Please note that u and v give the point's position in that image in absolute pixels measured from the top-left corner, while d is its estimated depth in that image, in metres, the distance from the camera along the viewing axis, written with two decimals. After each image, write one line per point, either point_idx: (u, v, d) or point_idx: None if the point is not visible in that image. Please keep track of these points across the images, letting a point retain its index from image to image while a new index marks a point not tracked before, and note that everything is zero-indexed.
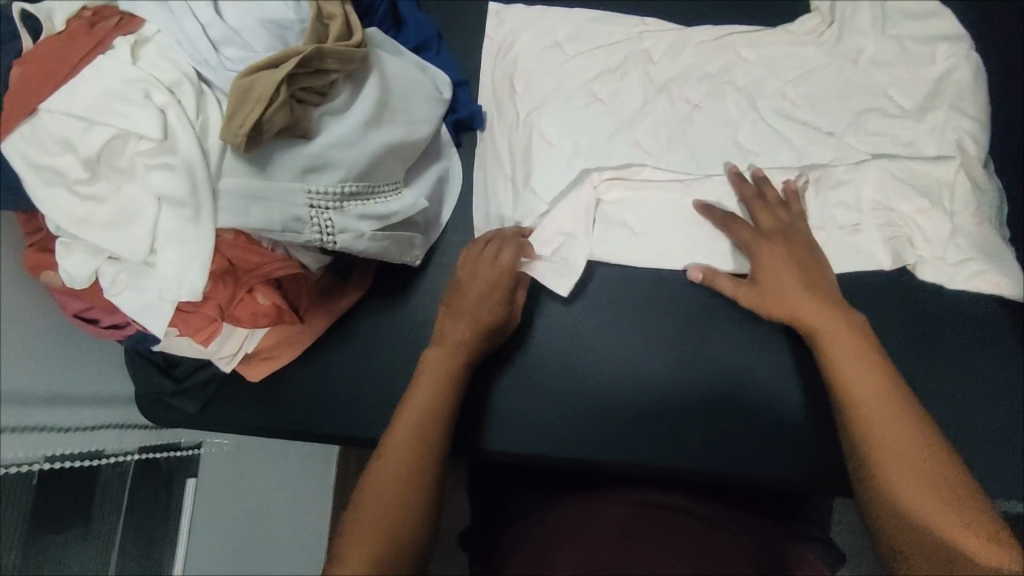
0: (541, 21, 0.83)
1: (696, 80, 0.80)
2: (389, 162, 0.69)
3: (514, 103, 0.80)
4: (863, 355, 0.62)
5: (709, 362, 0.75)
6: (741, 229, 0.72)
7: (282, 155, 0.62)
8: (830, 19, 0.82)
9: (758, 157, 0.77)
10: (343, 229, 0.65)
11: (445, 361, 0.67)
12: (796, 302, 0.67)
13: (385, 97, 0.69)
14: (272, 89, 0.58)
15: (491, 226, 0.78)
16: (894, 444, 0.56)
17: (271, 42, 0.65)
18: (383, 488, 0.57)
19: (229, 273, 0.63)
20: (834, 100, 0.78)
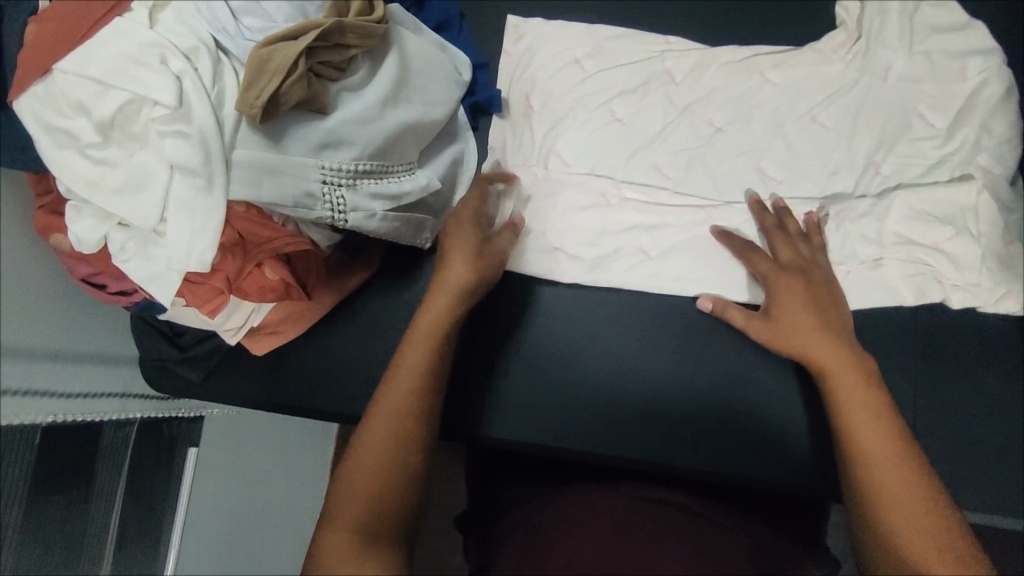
0: (561, 35, 0.81)
1: (719, 103, 0.77)
2: (405, 141, 0.68)
3: (530, 121, 0.79)
4: (864, 386, 0.61)
5: (712, 364, 0.74)
6: (758, 258, 0.71)
7: (297, 129, 0.62)
8: (857, 34, 0.77)
9: (780, 186, 0.75)
10: (354, 208, 0.64)
11: (432, 322, 0.63)
12: (801, 328, 0.66)
13: (404, 75, 0.68)
14: (290, 62, 0.57)
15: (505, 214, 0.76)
16: (889, 480, 0.55)
17: (292, 13, 0.62)
18: (368, 467, 0.56)
19: (238, 247, 0.63)
20: (861, 114, 0.76)
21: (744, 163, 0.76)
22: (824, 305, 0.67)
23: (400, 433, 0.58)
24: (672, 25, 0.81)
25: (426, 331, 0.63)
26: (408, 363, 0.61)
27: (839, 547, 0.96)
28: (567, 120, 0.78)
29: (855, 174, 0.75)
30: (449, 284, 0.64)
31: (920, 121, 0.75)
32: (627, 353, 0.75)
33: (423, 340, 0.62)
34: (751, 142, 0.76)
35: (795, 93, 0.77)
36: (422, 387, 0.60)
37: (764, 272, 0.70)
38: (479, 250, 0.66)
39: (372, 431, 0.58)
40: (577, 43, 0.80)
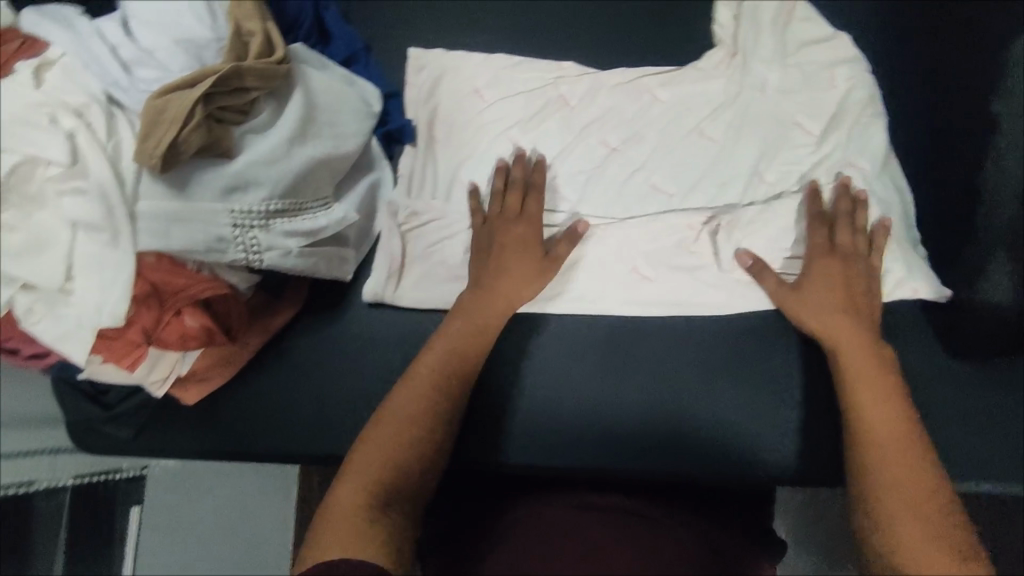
0: (462, 66, 0.79)
1: (616, 121, 0.77)
2: (317, 177, 0.69)
3: (432, 152, 0.78)
4: (878, 383, 0.61)
5: (643, 360, 0.72)
6: (818, 227, 0.69)
7: (202, 175, 0.62)
8: (734, 50, 0.77)
9: (675, 199, 0.75)
10: (268, 248, 0.65)
11: (476, 312, 0.67)
12: (827, 317, 0.65)
13: (310, 112, 0.69)
14: (187, 110, 0.58)
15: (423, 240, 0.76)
16: (897, 476, 0.55)
17: (188, 62, 0.62)
18: (396, 429, 0.59)
19: (154, 296, 0.63)
20: (743, 127, 0.75)
21: (638, 180, 0.75)
22: (853, 295, 0.66)
23: (409, 457, 0.58)
24: (570, 46, 0.81)
25: (467, 321, 0.66)
26: (444, 347, 0.65)
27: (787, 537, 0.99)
28: (473, 145, 0.77)
29: (741, 184, 0.74)
30: (455, 331, 0.66)
31: (799, 130, 0.75)
32: (575, 351, 0.73)
33: (461, 328, 0.66)
34: (643, 158, 0.75)
35: (674, 119, 0.76)
36: (430, 418, 0.61)
37: (814, 242, 0.68)
38: (514, 277, 0.68)
39: (373, 454, 0.57)
40: (478, 71, 0.79)
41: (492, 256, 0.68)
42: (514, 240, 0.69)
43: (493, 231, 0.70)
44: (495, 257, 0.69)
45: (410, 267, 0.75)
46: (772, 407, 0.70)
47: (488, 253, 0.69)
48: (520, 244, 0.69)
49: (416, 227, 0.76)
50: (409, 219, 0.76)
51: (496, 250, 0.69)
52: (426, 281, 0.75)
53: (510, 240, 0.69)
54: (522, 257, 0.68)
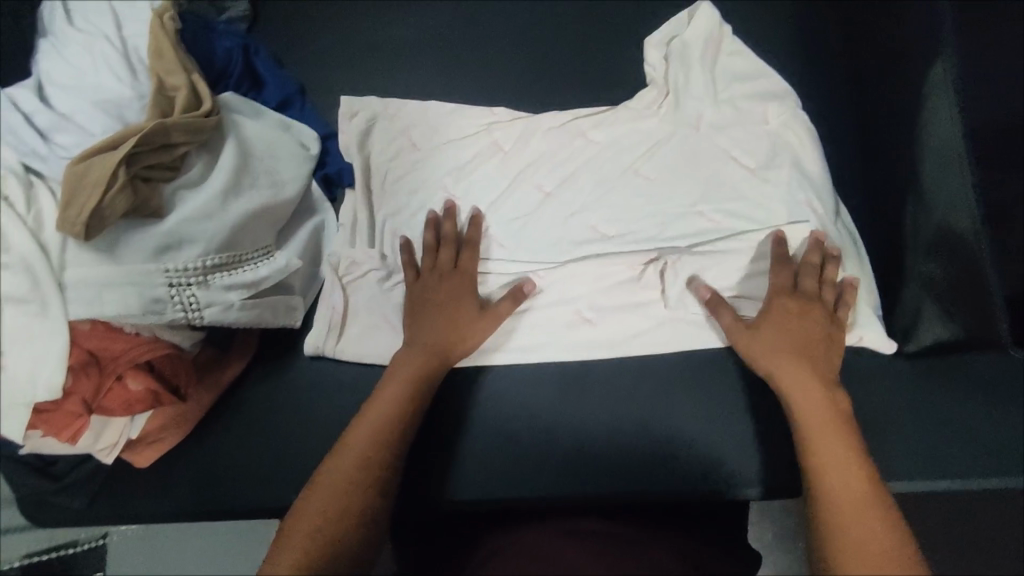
0: (398, 117, 0.79)
1: (549, 167, 0.76)
2: (254, 227, 0.68)
3: (369, 203, 0.77)
4: (835, 433, 0.58)
5: (598, 398, 0.72)
6: (784, 271, 0.67)
7: (131, 237, 0.60)
8: (666, 89, 0.76)
9: (613, 241, 0.73)
10: (208, 304, 0.63)
11: (416, 369, 0.66)
12: (782, 366, 0.62)
13: (244, 161, 0.69)
14: (108, 174, 0.57)
15: (370, 283, 0.74)
16: (855, 538, 0.52)
17: (107, 121, 0.61)
18: (329, 498, 0.58)
19: (92, 364, 0.61)
20: (681, 167, 0.74)
21: (578, 222, 0.74)
22: (811, 340, 0.63)
23: (336, 540, 0.56)
24: (503, 90, 0.81)
25: (407, 376, 0.66)
26: (381, 404, 0.64)
27: (772, 538, 0.95)
28: (411, 190, 0.76)
29: (679, 220, 0.72)
30: (388, 400, 0.64)
31: (736, 166, 0.73)
32: (518, 401, 0.73)
33: (404, 385, 0.65)
34: (579, 200, 0.74)
35: (612, 152, 0.75)
36: (353, 495, 0.59)
37: (774, 285, 0.66)
38: (447, 339, 0.68)
39: (298, 543, 0.55)
40: (417, 120, 0.79)
41: (430, 313, 0.69)
42: (445, 294, 0.70)
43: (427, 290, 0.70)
44: (431, 315, 0.69)
45: (354, 318, 0.74)
46: (724, 425, 0.70)
47: (420, 309, 0.70)
48: (452, 299, 0.69)
49: (357, 279, 0.74)
50: (349, 270, 0.74)
51: (432, 302, 0.69)
52: (375, 328, 0.73)
53: (445, 298, 0.69)
54: (457, 311, 0.69)
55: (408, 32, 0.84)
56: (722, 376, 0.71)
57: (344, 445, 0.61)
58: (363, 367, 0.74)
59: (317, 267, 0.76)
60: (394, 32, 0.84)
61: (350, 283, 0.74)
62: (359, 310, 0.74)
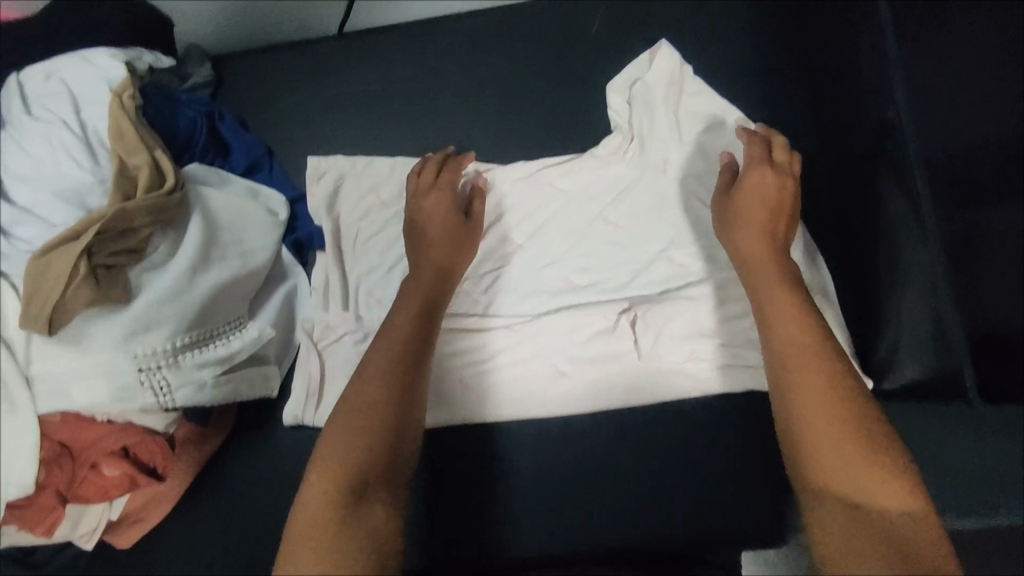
0: (365, 174, 0.78)
1: (518, 219, 0.76)
2: (225, 300, 0.67)
3: (340, 265, 0.76)
4: (809, 321, 0.56)
5: (588, 450, 0.71)
6: (755, 144, 0.68)
7: (98, 325, 0.60)
8: (631, 135, 0.76)
9: (585, 290, 0.73)
10: (179, 386, 0.63)
11: (419, 291, 0.67)
12: (755, 249, 0.63)
13: (211, 234, 0.68)
14: (69, 266, 0.57)
15: (344, 348, 0.73)
16: (826, 423, 0.50)
17: (68, 209, 0.61)
18: (357, 422, 0.55)
19: (64, 456, 0.61)
20: (648, 211, 0.75)
21: (551, 274, 0.74)
22: (780, 211, 0.65)
23: (370, 456, 0.54)
24: (470, 142, 0.81)
25: (419, 300, 0.66)
26: (397, 329, 0.63)
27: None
28: (380, 249, 0.75)
29: (647, 266, 0.73)
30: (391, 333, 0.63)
31: (703, 207, 0.74)
32: (509, 462, 0.72)
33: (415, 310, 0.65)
34: (551, 252, 0.75)
35: (582, 199, 0.76)
36: (374, 413, 0.56)
37: (751, 155, 0.67)
38: (448, 263, 0.69)
39: (329, 467, 0.53)
40: (385, 176, 0.78)
41: (422, 218, 0.71)
42: (434, 211, 0.72)
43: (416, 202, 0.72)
44: (420, 230, 0.71)
45: (330, 385, 0.72)
46: (711, 470, 0.69)
47: (411, 225, 0.71)
48: (441, 210, 0.71)
49: (332, 343, 0.73)
50: (323, 335, 0.74)
51: (419, 215, 0.72)
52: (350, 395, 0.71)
53: (430, 209, 0.72)
54: (448, 232, 0.71)
55: (371, 86, 0.84)
56: (703, 420, 0.71)
57: (366, 369, 0.60)
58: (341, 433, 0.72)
59: (291, 332, 0.75)
60: (359, 88, 0.84)
61: (325, 348, 0.73)
62: (333, 376, 0.72)
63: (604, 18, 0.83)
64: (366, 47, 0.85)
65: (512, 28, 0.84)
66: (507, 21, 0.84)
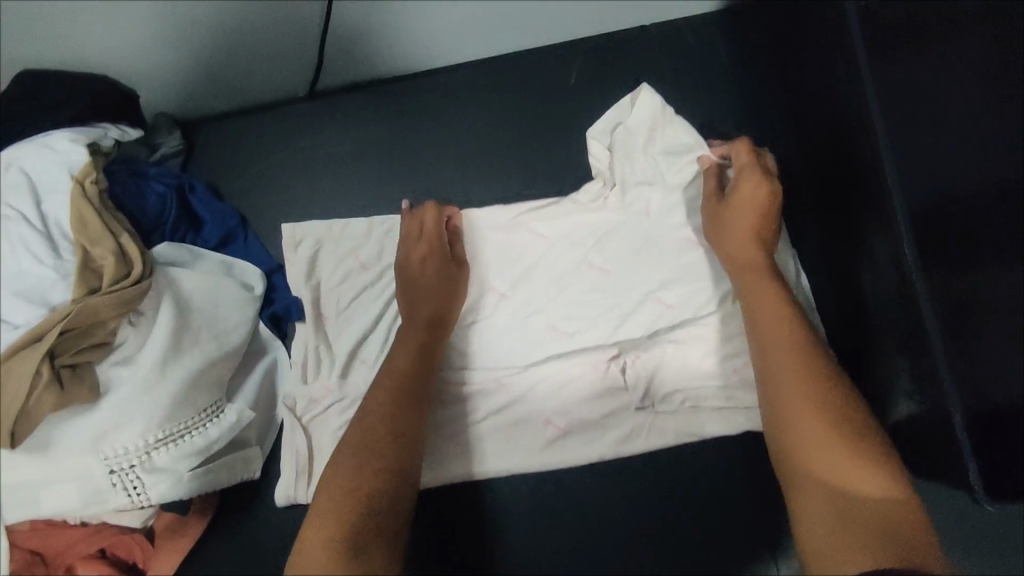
0: (344, 236, 0.76)
1: (503, 264, 0.73)
2: (200, 386, 0.65)
3: (323, 332, 0.73)
4: (796, 341, 0.58)
5: (598, 513, 0.69)
6: (743, 152, 0.69)
7: (65, 429, 0.58)
8: (611, 181, 0.73)
9: (573, 337, 0.70)
10: (154, 482, 0.60)
11: (417, 330, 0.67)
12: (745, 271, 0.65)
13: (184, 318, 0.66)
14: (31, 371, 0.54)
15: (329, 421, 0.70)
16: (811, 440, 0.53)
17: (30, 307, 0.58)
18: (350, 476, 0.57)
19: (38, 563, 0.59)
20: (635, 255, 0.72)
21: (537, 322, 0.71)
22: (767, 220, 0.66)
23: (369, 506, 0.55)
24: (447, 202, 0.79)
25: (414, 336, 0.67)
26: (395, 367, 0.64)
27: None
28: (360, 319, 0.72)
29: (636, 311, 0.70)
30: (396, 370, 0.64)
31: (689, 245, 0.71)
32: (506, 529, 0.69)
33: (412, 344, 0.66)
34: (538, 298, 0.72)
35: (565, 246, 0.73)
36: (372, 462, 0.58)
37: (744, 161, 0.68)
38: (442, 304, 0.68)
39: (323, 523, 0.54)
40: (362, 239, 0.76)
41: (412, 265, 0.70)
42: (424, 255, 0.70)
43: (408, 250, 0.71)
44: (409, 277, 0.69)
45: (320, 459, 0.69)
46: (711, 531, 0.67)
47: (405, 275, 0.69)
48: (429, 253, 0.70)
49: (318, 415, 0.70)
50: (308, 408, 0.71)
51: (407, 262, 0.70)
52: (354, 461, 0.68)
53: (420, 258, 0.70)
54: (442, 274, 0.69)
55: (344, 146, 0.82)
56: (700, 473, 0.68)
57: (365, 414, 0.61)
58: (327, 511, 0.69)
59: (273, 408, 0.73)
60: (331, 150, 0.82)
61: (310, 415, 0.71)
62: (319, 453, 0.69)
63: (580, 68, 0.81)
64: (338, 107, 0.83)
65: (484, 81, 0.82)
66: (480, 74, 0.82)
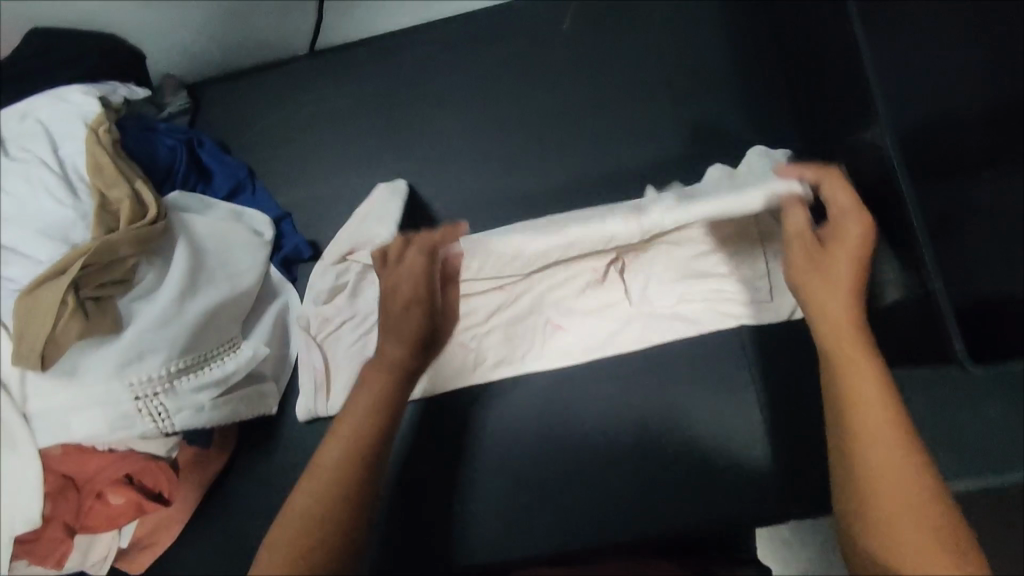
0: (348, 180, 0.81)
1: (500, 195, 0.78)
2: (216, 324, 0.68)
3: (335, 256, 0.76)
4: (877, 392, 0.52)
5: (615, 415, 0.69)
6: (845, 196, 0.61)
7: (91, 357, 0.61)
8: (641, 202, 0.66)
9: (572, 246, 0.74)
10: (178, 409, 0.64)
11: (384, 373, 0.62)
12: (832, 315, 0.57)
13: (198, 259, 0.69)
14: (58, 301, 0.58)
15: (342, 342, 0.74)
16: (898, 512, 0.48)
17: (51, 245, 0.61)
18: (297, 533, 0.54)
19: (70, 487, 0.62)
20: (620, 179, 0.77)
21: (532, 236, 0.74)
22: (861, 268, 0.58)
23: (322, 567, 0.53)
24: (447, 144, 0.81)
25: (383, 372, 0.63)
26: (360, 408, 0.61)
27: (790, 533, 0.91)
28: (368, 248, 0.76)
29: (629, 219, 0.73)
30: (343, 433, 0.59)
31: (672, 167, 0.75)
32: (520, 435, 0.70)
33: (383, 384, 0.62)
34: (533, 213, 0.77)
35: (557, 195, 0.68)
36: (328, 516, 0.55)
37: (841, 202, 0.61)
38: (425, 347, 0.65)
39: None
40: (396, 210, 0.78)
41: (392, 306, 0.64)
42: (410, 297, 0.64)
43: (393, 285, 0.65)
44: (381, 329, 0.64)
45: (336, 371, 0.73)
46: (712, 451, 0.66)
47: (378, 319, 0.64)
48: (405, 295, 0.64)
49: (331, 334, 0.74)
50: (321, 327, 0.74)
51: (386, 306, 0.64)
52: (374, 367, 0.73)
53: (404, 304, 0.64)
54: (410, 322, 0.64)
55: (345, 101, 0.84)
56: (703, 395, 0.68)
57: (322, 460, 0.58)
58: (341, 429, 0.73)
59: (287, 344, 0.76)
60: (331, 102, 0.84)
61: (325, 335, 0.74)
62: (336, 375, 0.73)
63: (572, 14, 0.82)
64: (339, 61, 0.85)
65: (477, 25, 0.84)
66: (475, 26, 0.84)
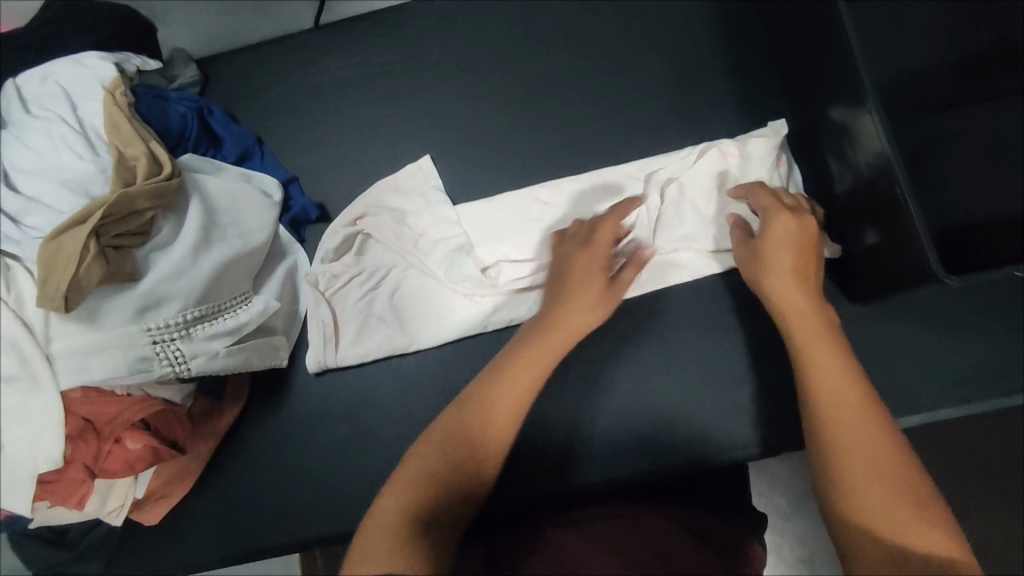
0: (356, 147, 0.85)
1: (501, 152, 0.82)
2: (229, 278, 0.71)
3: (342, 217, 0.80)
4: (824, 338, 0.54)
5: (612, 360, 0.72)
6: (765, 194, 0.67)
7: (110, 301, 0.63)
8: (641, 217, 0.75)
9: (570, 202, 0.77)
10: (194, 354, 0.66)
11: (560, 335, 0.58)
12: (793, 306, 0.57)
13: (210, 216, 0.72)
14: (80, 246, 0.60)
15: (352, 297, 0.77)
16: (855, 430, 0.48)
17: (73, 198, 0.64)
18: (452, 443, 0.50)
19: (90, 431, 0.64)
20: (615, 136, 0.80)
21: (530, 195, 0.78)
22: (806, 257, 0.61)
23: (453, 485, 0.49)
24: (447, 107, 0.84)
25: (561, 333, 0.59)
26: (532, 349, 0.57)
27: (786, 503, 0.92)
28: (377, 208, 0.79)
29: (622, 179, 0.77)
30: (534, 350, 0.56)
31: (664, 125, 0.79)
32: None
33: (559, 336, 0.58)
34: (532, 170, 0.80)
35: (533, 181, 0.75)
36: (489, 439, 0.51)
37: (765, 205, 0.66)
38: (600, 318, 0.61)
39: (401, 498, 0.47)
40: (420, 183, 0.80)
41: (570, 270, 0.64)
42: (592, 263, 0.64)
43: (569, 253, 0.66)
44: (567, 287, 0.62)
45: (345, 326, 0.77)
46: (707, 390, 0.70)
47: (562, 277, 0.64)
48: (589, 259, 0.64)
49: (339, 290, 0.78)
50: (329, 284, 0.78)
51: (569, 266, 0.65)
52: (383, 319, 0.76)
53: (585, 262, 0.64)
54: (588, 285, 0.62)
55: (348, 70, 0.87)
56: (695, 339, 0.72)
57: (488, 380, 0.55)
58: (352, 381, 0.76)
59: (297, 301, 0.79)
60: (335, 70, 0.87)
61: (333, 292, 0.78)
62: (346, 329, 0.77)
63: None
64: (341, 32, 0.88)
65: None
66: None
